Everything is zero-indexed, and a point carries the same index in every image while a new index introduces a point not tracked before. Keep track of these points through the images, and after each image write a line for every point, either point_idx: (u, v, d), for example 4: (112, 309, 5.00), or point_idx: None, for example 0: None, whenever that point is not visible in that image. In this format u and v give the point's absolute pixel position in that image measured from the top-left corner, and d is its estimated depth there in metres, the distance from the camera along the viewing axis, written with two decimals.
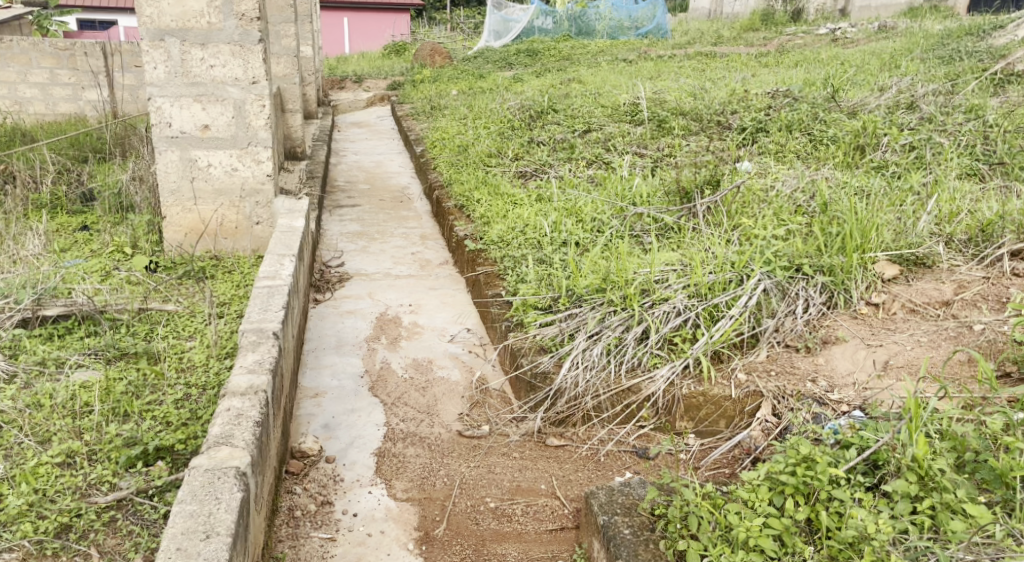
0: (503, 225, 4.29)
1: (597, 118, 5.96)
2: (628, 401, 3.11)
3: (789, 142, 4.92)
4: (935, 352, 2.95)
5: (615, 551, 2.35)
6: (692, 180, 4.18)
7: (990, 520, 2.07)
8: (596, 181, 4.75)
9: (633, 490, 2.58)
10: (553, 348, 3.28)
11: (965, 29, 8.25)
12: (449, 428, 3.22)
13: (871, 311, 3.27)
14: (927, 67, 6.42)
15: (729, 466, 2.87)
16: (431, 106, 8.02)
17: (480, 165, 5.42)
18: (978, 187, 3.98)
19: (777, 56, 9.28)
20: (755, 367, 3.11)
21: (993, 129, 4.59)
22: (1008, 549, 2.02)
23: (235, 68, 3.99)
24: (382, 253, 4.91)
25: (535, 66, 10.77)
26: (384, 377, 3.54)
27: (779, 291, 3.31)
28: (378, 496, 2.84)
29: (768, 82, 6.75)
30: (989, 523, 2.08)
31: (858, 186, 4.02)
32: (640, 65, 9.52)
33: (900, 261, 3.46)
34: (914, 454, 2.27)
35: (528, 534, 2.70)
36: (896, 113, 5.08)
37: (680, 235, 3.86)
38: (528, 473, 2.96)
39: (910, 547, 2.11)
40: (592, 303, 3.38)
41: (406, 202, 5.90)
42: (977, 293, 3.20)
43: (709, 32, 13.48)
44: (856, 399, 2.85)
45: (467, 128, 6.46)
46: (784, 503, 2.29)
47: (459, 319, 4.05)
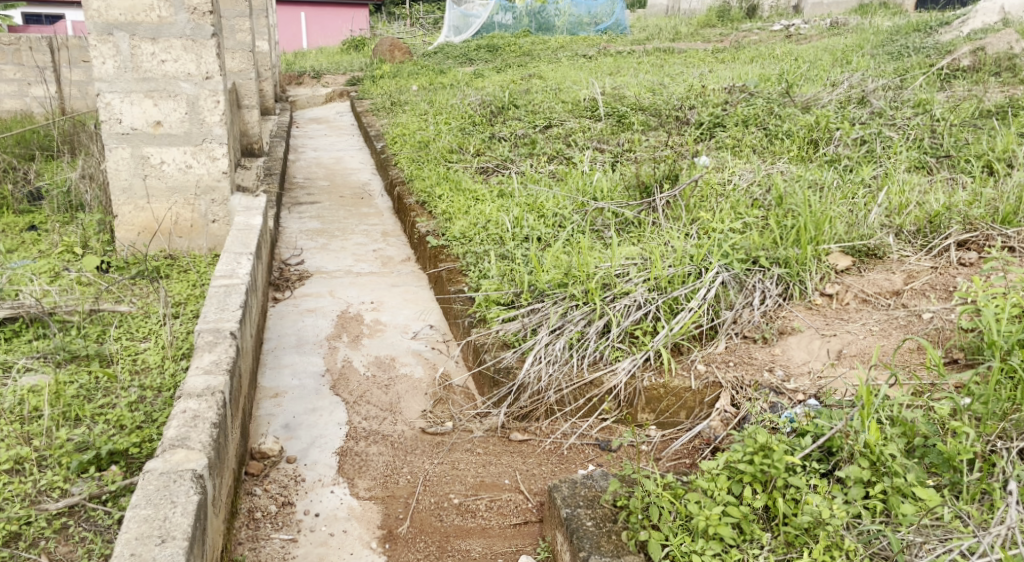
0: (464, 221, 4.28)
1: (557, 113, 5.98)
2: (590, 394, 3.13)
3: (745, 136, 4.99)
4: (886, 340, 3.02)
5: (578, 543, 2.37)
6: (651, 175, 4.22)
7: (939, 503, 2.13)
8: (557, 176, 4.77)
9: (595, 483, 2.60)
10: (516, 343, 3.30)
11: (912, 26, 8.42)
12: (412, 425, 3.22)
13: (825, 302, 3.33)
14: (877, 63, 6.54)
15: (689, 457, 2.91)
16: (391, 101, 7.99)
17: (441, 161, 5.41)
18: (927, 179, 4.07)
19: (733, 52, 9.41)
20: (714, 358, 3.15)
21: (940, 123, 4.70)
22: (956, 531, 2.09)
23: (188, 64, 3.93)
24: (342, 250, 4.87)
25: (494, 62, 10.76)
26: (346, 376, 3.52)
27: (737, 283, 3.36)
28: (340, 495, 2.83)
29: (725, 78, 6.83)
30: (938, 506, 2.14)
31: (813, 179, 4.09)
32: (599, 62, 9.57)
33: (852, 252, 3.53)
34: (867, 440, 2.32)
35: (492, 529, 2.70)
36: (848, 107, 5.18)
37: (639, 229, 3.89)
38: (491, 469, 2.97)
39: (863, 530, 2.17)
40: (554, 298, 3.40)
41: (367, 198, 5.87)
42: (925, 283, 3.29)
43: (667, 28, 13.63)
44: (811, 387, 2.90)
45: (427, 124, 6.44)
46: (742, 491, 2.32)
47: (421, 315, 4.04)
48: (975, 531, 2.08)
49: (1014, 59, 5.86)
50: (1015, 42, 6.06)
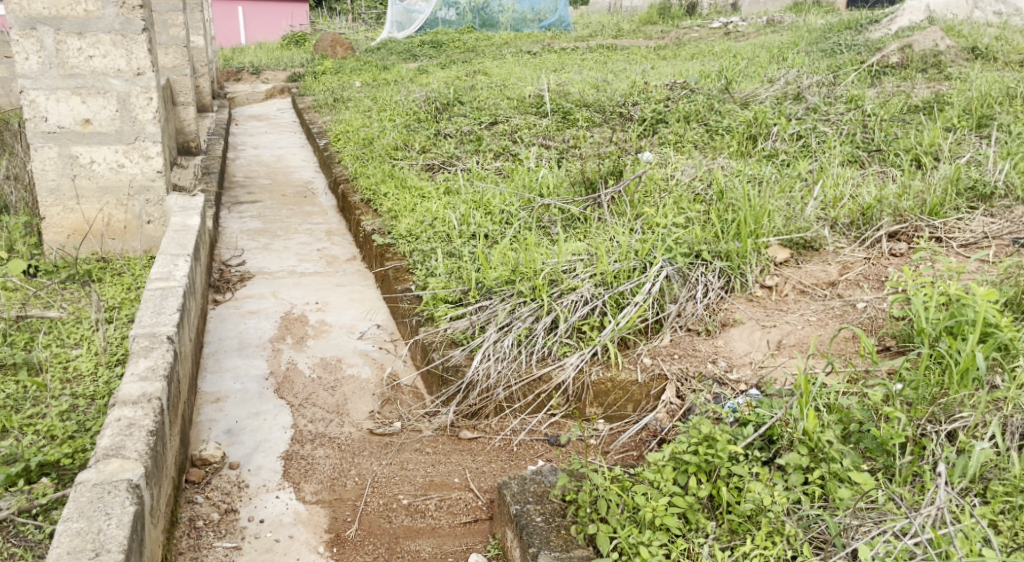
0: (410, 219, 4.25)
1: (502, 110, 5.98)
2: (539, 390, 3.15)
3: (687, 132, 5.05)
4: (823, 330, 3.09)
5: (527, 538, 2.37)
6: (596, 171, 4.24)
7: (873, 486, 2.19)
8: (503, 173, 4.77)
9: (544, 478, 2.62)
10: (465, 341, 3.29)
11: (845, 23, 8.62)
12: (359, 426, 3.19)
13: (765, 294, 3.40)
14: (812, 59, 6.69)
15: (637, 449, 2.94)
16: (334, 98, 7.89)
17: (387, 158, 5.36)
18: (860, 173, 4.18)
19: (674, 49, 9.54)
20: (659, 351, 3.19)
21: (871, 118, 4.83)
22: (890, 513, 2.15)
23: (117, 59, 3.84)
24: (285, 249, 4.80)
25: (439, 58, 10.70)
26: (290, 378, 3.47)
27: (681, 277, 3.40)
28: (286, 500, 2.79)
29: (667, 74, 6.91)
30: (872, 489, 2.20)
31: (752, 174, 4.16)
32: (543, 58, 9.60)
33: (790, 245, 3.60)
34: (805, 428, 2.39)
35: (442, 528, 2.69)
36: (784, 103, 5.28)
37: (585, 225, 3.92)
38: (440, 468, 2.96)
39: (803, 515, 2.22)
40: (502, 295, 3.40)
41: (311, 197, 5.79)
42: (859, 274, 3.38)
43: (610, 25, 13.73)
44: (752, 377, 2.95)
45: (371, 120, 6.37)
46: (687, 481, 2.35)
47: (368, 315, 4.00)
48: (908, 513, 2.13)
49: (940, 56, 6.05)
50: (941, 39, 6.25)
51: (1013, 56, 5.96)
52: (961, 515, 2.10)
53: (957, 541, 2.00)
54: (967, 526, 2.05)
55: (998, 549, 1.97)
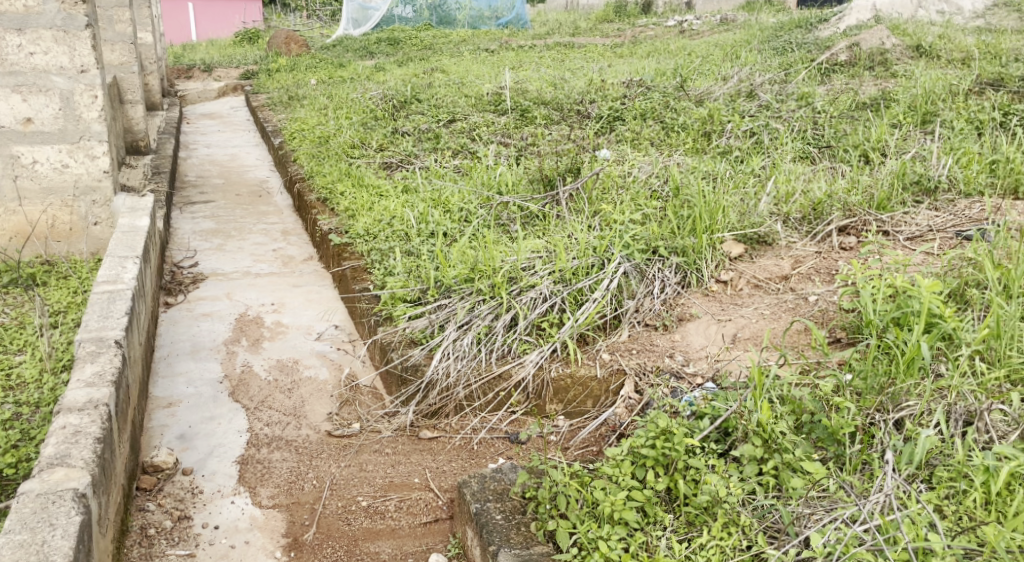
0: (367, 218, 4.21)
1: (460, 108, 5.96)
2: (499, 388, 3.14)
3: (643, 129, 5.08)
4: (777, 323, 3.13)
5: (487, 537, 2.37)
6: (554, 168, 4.25)
7: (824, 474, 2.23)
8: (462, 171, 4.76)
9: (505, 476, 2.62)
10: (423, 340, 3.27)
11: (795, 22, 8.77)
12: (317, 428, 3.15)
13: (720, 288, 3.43)
14: (764, 58, 6.78)
15: (596, 444, 2.94)
16: (289, 96, 7.79)
17: (343, 156, 5.30)
18: (811, 168, 4.25)
19: (629, 47, 9.61)
20: (618, 347, 3.20)
21: (821, 115, 4.91)
22: (840, 500, 2.19)
23: (59, 56, 3.74)
24: (239, 250, 4.73)
25: (396, 56, 10.63)
26: (246, 381, 3.42)
27: (638, 273, 3.43)
28: (241, 505, 2.75)
29: (624, 72, 6.95)
30: (823, 478, 2.24)
31: (707, 170, 4.20)
32: (500, 56, 9.59)
33: (745, 240, 3.65)
34: (759, 419, 2.41)
35: (401, 529, 2.67)
36: (737, 100, 5.35)
37: (544, 222, 3.92)
38: (400, 468, 2.94)
39: (757, 505, 2.25)
40: (461, 293, 3.39)
41: (265, 196, 5.71)
42: (811, 267, 3.44)
43: (567, 23, 13.78)
44: (708, 370, 2.98)
45: (327, 118, 6.30)
46: (645, 475, 2.37)
47: (325, 315, 3.96)
48: (857, 500, 2.17)
49: (886, 54, 6.18)
50: (887, 37, 6.38)
51: (956, 53, 6.10)
52: (908, 500, 2.14)
53: (903, 527, 2.04)
54: (913, 511, 2.10)
55: (943, 533, 2.01)
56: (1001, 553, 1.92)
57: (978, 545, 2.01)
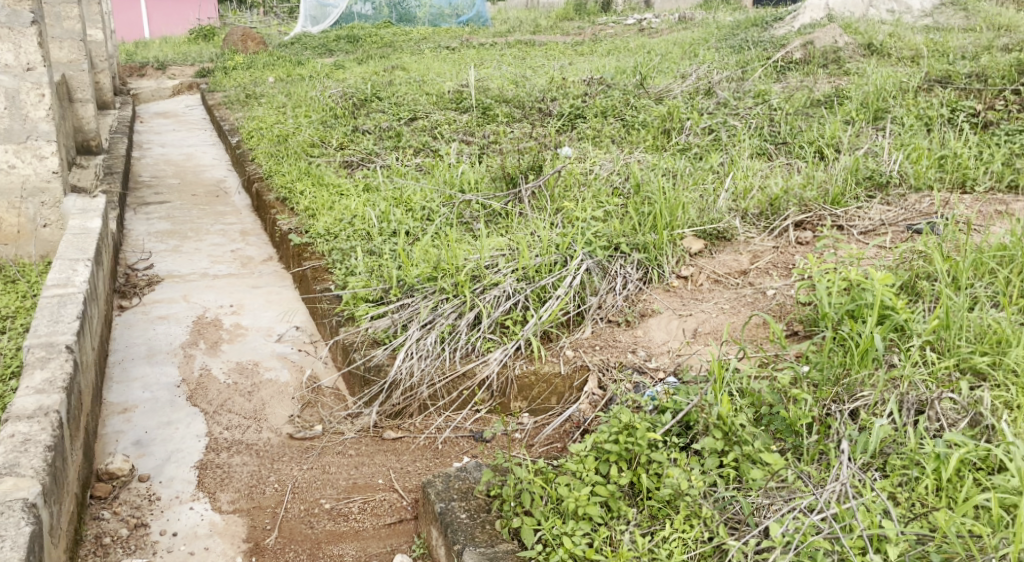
0: (328, 218, 4.17)
1: (421, 105, 5.93)
2: (463, 386, 3.13)
3: (604, 127, 5.10)
4: (736, 317, 3.16)
5: (452, 536, 2.35)
6: (516, 166, 4.24)
7: (783, 465, 2.26)
8: (424, 169, 4.74)
9: (469, 474, 2.61)
10: (386, 340, 3.24)
11: (752, 20, 8.88)
12: (278, 431, 3.11)
13: (681, 284, 3.46)
14: (722, 56, 6.85)
15: (560, 440, 2.94)
16: (246, 94, 7.68)
17: (303, 155, 5.24)
18: (768, 164, 4.30)
19: (590, 45, 9.64)
20: (581, 343, 3.20)
21: (777, 112, 4.97)
22: (799, 490, 2.21)
23: (4, 53, 3.65)
24: (196, 251, 4.65)
25: (355, 53, 10.54)
26: (204, 384, 3.36)
27: (600, 270, 3.43)
28: (200, 511, 2.70)
29: (584, 70, 6.96)
30: (782, 469, 2.26)
31: (667, 167, 4.22)
32: (461, 54, 9.57)
33: (704, 236, 3.68)
34: (719, 412, 2.43)
35: (365, 531, 2.65)
36: (696, 98, 5.39)
37: (507, 220, 3.92)
38: (364, 470, 2.91)
39: (719, 497, 2.27)
40: (424, 292, 3.36)
41: (222, 196, 5.63)
42: (768, 262, 3.48)
43: (528, 21, 13.77)
44: (670, 365, 3.00)
45: (286, 116, 6.22)
46: (609, 470, 2.37)
47: (286, 317, 3.91)
48: (815, 490, 2.20)
49: (839, 52, 6.28)
50: (839, 36, 6.48)
51: (906, 51, 6.21)
52: (863, 488, 2.18)
53: (859, 515, 2.07)
54: (868, 500, 2.13)
55: (896, 520, 2.05)
56: (952, 538, 1.96)
57: (930, 531, 2.05)
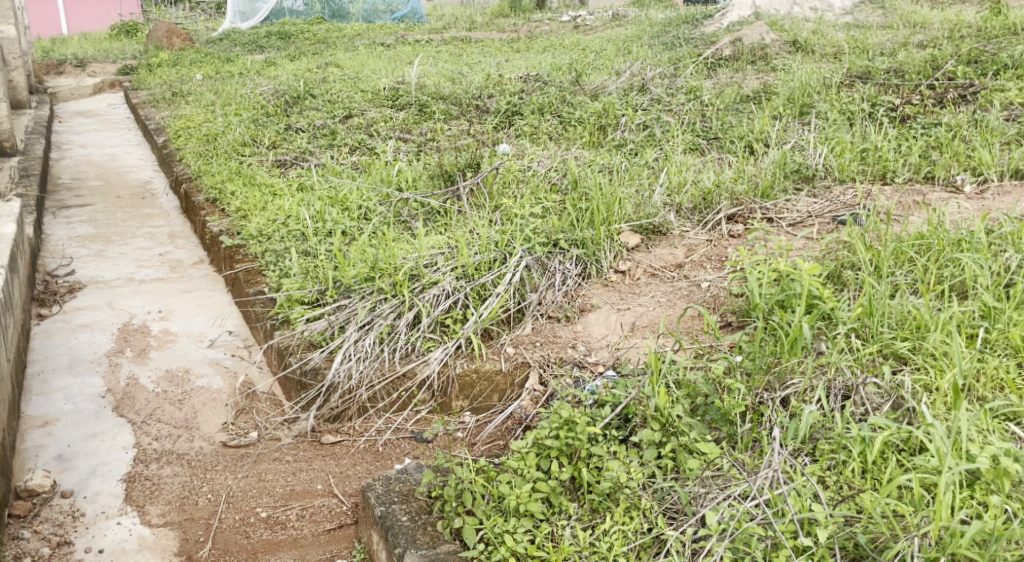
0: (261, 218, 4.07)
1: (356, 102, 5.84)
2: (403, 387, 3.09)
3: (542, 124, 5.10)
4: (672, 310, 3.19)
5: (393, 540, 2.31)
6: (454, 163, 4.21)
7: (719, 454, 2.29)
8: (360, 167, 4.67)
9: (410, 476, 2.57)
10: (323, 343, 3.17)
11: (683, 18, 9.00)
12: (211, 440, 3.02)
13: (619, 278, 3.48)
14: (654, 52, 6.92)
15: (502, 438, 2.91)
16: (172, 92, 7.46)
17: (234, 154, 5.11)
18: (701, 159, 4.35)
19: (526, 41, 9.65)
20: (522, 340, 3.19)
21: (709, 108, 5.04)
22: (734, 478, 2.24)
23: None
24: (121, 256, 4.49)
25: (287, 50, 10.34)
26: (131, 394, 3.24)
27: (540, 266, 3.42)
28: (129, 525, 2.60)
29: (519, 68, 6.95)
30: (718, 457, 2.29)
31: (603, 163, 4.23)
32: (396, 50, 9.45)
33: (640, 230, 3.71)
34: (657, 405, 2.45)
35: (304, 538, 2.59)
36: (631, 94, 5.43)
37: (445, 218, 3.88)
38: (302, 476, 2.84)
39: (657, 488, 2.28)
40: (361, 292, 3.30)
41: (148, 198, 5.45)
42: (703, 255, 3.53)
43: (463, 17, 13.72)
44: (610, 359, 3.00)
45: (215, 115, 6.06)
46: (550, 466, 2.37)
47: (218, 321, 3.80)
48: (748, 477, 2.23)
49: (766, 49, 6.40)
50: (766, 33, 6.62)
51: (829, 48, 6.36)
52: (794, 474, 2.21)
53: (791, 500, 2.11)
54: (799, 485, 2.17)
55: (826, 503, 2.09)
56: (877, 519, 2.00)
57: (857, 512, 2.09)
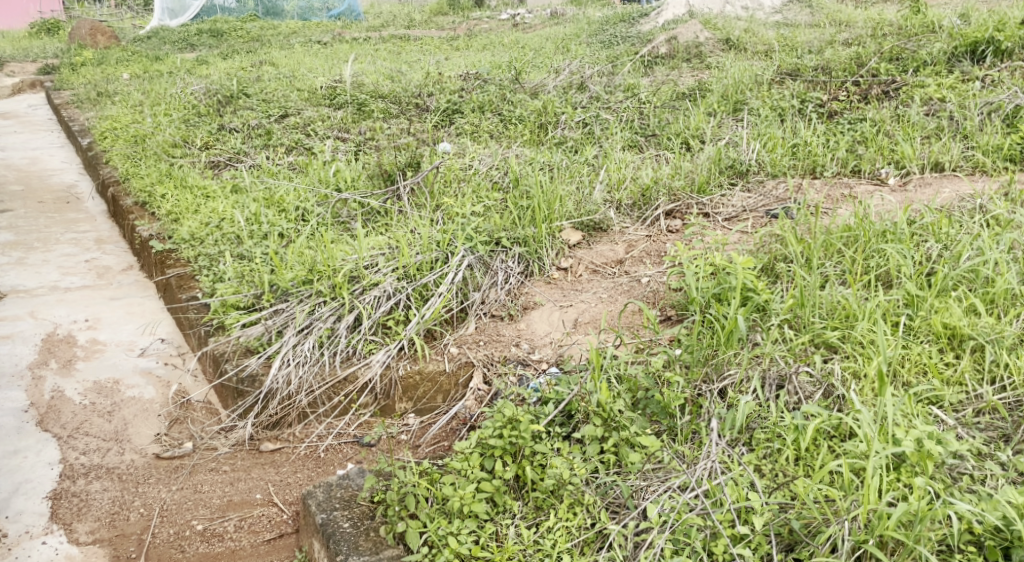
0: (193, 222, 3.96)
1: (292, 101, 5.73)
2: (345, 391, 3.03)
3: (482, 122, 5.07)
4: (613, 306, 3.21)
5: (334, 547, 2.26)
6: (393, 163, 4.15)
7: (659, 447, 2.30)
8: (297, 167, 4.58)
9: (351, 482, 2.52)
10: (260, 348, 3.09)
11: (621, 16, 9.06)
12: (143, 452, 2.92)
13: (561, 275, 3.48)
14: (593, 50, 6.96)
15: (447, 439, 2.87)
16: (97, 92, 7.22)
17: (163, 156, 4.96)
18: (640, 156, 4.38)
19: (466, 39, 9.60)
20: (465, 339, 3.17)
21: (646, 105, 5.08)
22: (675, 470, 2.26)
23: None
24: (45, 263, 4.33)
25: (220, 47, 10.09)
26: (56, 408, 3.12)
27: (482, 265, 3.39)
28: (55, 544, 2.51)
29: (458, 65, 6.90)
30: (658, 450, 2.30)
31: (544, 161, 4.23)
32: (333, 48, 9.30)
33: (581, 227, 3.71)
34: (599, 400, 2.45)
35: (243, 550, 2.52)
36: (570, 92, 5.44)
37: (385, 218, 3.82)
38: (240, 485, 2.77)
39: (600, 483, 2.28)
40: (299, 296, 3.23)
41: (74, 202, 5.27)
42: (642, 251, 3.56)
43: (402, 15, 13.60)
44: (553, 356, 3.00)
45: (143, 115, 5.88)
46: (494, 465, 2.34)
47: (149, 328, 3.69)
48: (688, 469, 2.25)
49: (701, 47, 6.49)
50: (700, 31, 6.70)
51: (761, 45, 6.47)
52: (731, 463, 2.23)
53: (728, 490, 2.13)
54: (736, 474, 2.19)
55: (761, 491, 2.12)
56: (809, 505, 2.04)
57: (791, 499, 2.13)
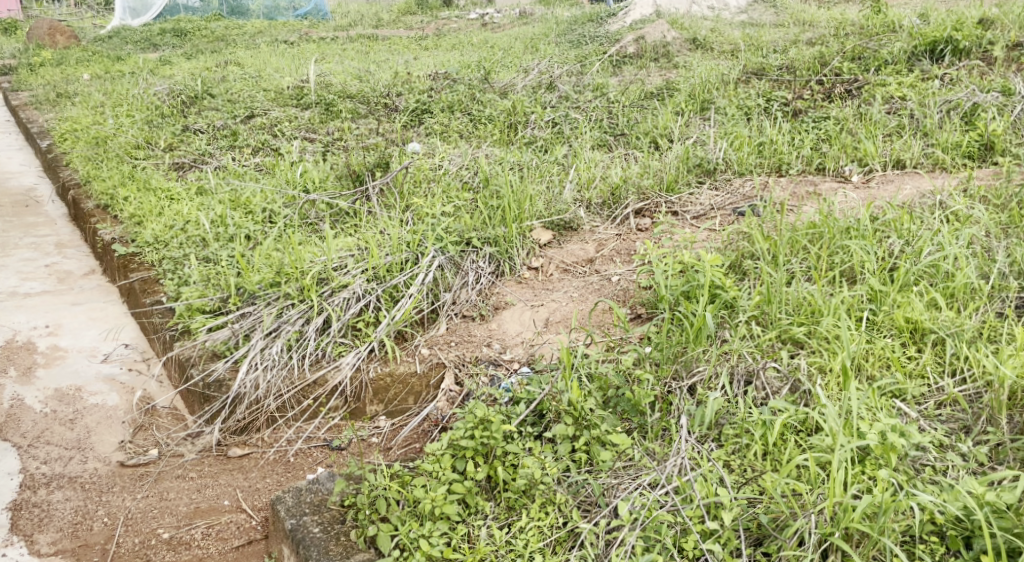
0: (157, 224, 3.89)
1: (258, 102, 5.66)
2: (315, 395, 3.00)
3: (451, 122, 5.05)
4: (584, 304, 3.20)
5: (304, 552, 2.24)
6: (362, 163, 4.12)
7: (630, 445, 2.30)
8: (263, 168, 4.52)
9: (321, 486, 2.48)
10: (228, 353, 3.05)
11: (589, 15, 9.08)
12: (107, 460, 2.86)
13: (532, 275, 3.47)
14: (561, 50, 6.96)
15: (419, 441, 2.84)
16: (57, 93, 7.08)
17: (126, 158, 4.87)
18: (609, 155, 4.39)
19: (434, 39, 9.56)
20: (436, 340, 3.16)
21: (615, 105, 5.09)
22: (645, 467, 2.26)
23: None
24: (3, 268, 4.23)
25: (184, 47, 9.95)
26: (16, 416, 3.05)
27: (453, 265, 3.37)
28: (15, 556, 2.46)
29: (427, 65, 6.87)
30: (629, 448, 2.31)
31: (514, 161, 4.21)
32: (299, 48, 9.21)
33: (552, 226, 3.71)
34: (570, 399, 2.44)
35: (210, 558, 2.48)
36: (539, 92, 5.43)
37: (354, 219, 3.79)
38: (208, 492, 2.72)
39: (572, 482, 2.27)
40: (266, 299, 3.18)
41: (33, 206, 5.15)
42: (612, 250, 3.56)
43: (370, 15, 13.52)
44: (524, 355, 2.99)
45: (105, 116, 5.77)
46: (466, 466, 2.31)
47: (112, 334, 3.62)
48: (658, 466, 2.25)
49: (669, 47, 6.51)
50: (668, 31, 6.73)
51: (728, 45, 6.51)
52: (700, 460, 2.24)
53: (697, 486, 2.13)
54: (705, 470, 2.19)
55: (730, 487, 2.13)
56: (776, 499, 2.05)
57: (759, 494, 2.14)
